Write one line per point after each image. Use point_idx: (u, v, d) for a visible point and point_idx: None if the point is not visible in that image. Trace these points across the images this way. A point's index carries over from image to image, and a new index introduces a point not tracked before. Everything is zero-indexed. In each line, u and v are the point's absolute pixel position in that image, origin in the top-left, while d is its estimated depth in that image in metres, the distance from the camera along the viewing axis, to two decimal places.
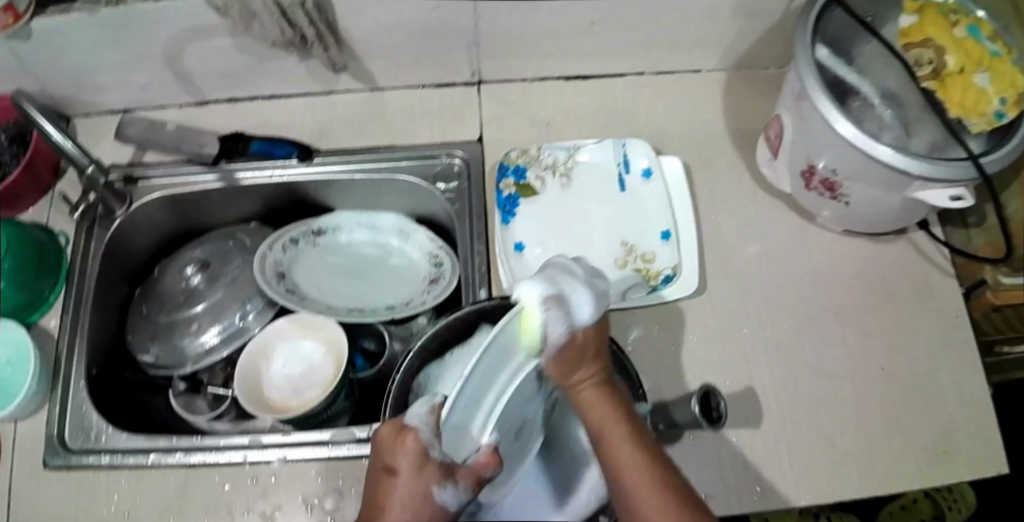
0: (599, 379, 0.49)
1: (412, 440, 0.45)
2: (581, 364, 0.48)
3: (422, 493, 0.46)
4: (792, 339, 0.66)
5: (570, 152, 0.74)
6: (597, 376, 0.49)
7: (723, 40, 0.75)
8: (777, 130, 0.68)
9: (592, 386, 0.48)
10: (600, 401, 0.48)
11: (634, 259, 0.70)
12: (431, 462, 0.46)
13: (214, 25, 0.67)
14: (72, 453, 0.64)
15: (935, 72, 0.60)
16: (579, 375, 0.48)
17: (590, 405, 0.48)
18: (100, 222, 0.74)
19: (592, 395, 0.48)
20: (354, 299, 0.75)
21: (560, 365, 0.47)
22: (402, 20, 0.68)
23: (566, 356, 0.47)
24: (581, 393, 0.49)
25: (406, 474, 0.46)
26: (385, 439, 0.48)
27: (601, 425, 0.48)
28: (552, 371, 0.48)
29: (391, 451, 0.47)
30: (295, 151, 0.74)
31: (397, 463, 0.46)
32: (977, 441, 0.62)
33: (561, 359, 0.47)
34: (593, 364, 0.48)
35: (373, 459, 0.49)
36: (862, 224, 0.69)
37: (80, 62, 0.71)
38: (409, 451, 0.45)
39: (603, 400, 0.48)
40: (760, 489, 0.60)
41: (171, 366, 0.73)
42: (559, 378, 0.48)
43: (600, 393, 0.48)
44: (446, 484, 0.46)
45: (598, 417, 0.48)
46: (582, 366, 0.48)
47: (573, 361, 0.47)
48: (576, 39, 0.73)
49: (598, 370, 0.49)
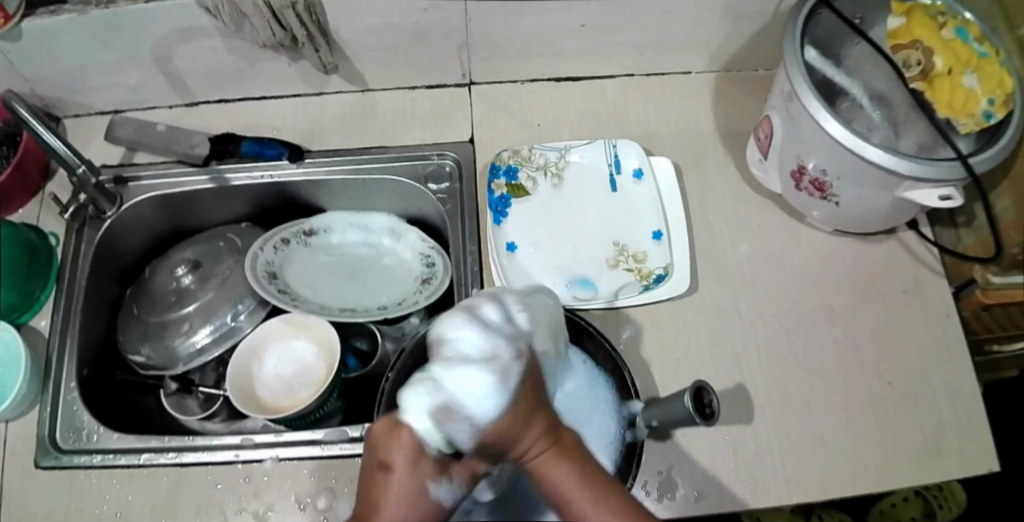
0: (550, 443, 0.45)
1: (408, 435, 0.44)
2: (518, 435, 0.45)
3: (418, 489, 0.45)
4: (782, 338, 0.67)
5: (561, 152, 0.75)
6: (544, 441, 0.45)
7: (712, 42, 0.76)
8: (766, 130, 0.69)
9: (544, 454, 0.45)
10: (557, 467, 0.45)
11: (625, 259, 0.70)
12: (427, 458, 0.45)
13: (205, 24, 0.67)
14: (63, 453, 0.63)
15: (924, 73, 0.61)
16: (527, 443, 0.45)
17: (545, 473, 0.45)
18: (91, 222, 0.74)
19: (546, 463, 0.45)
20: (346, 300, 0.75)
21: (506, 430, 0.45)
22: (392, 22, 0.68)
23: (505, 424, 0.44)
24: (536, 461, 0.45)
25: (400, 469, 0.45)
26: (379, 433, 0.46)
27: (564, 492, 0.44)
28: (495, 442, 0.45)
29: (384, 446, 0.45)
30: (285, 151, 0.74)
31: (391, 459, 0.45)
32: (968, 438, 0.62)
33: (499, 427, 0.45)
34: (534, 430, 0.45)
35: (367, 451, 0.47)
36: (851, 223, 0.69)
37: (71, 63, 0.71)
38: (405, 446, 0.44)
39: (557, 467, 0.45)
40: (752, 487, 0.60)
41: (164, 366, 0.73)
42: (508, 446, 0.45)
43: (556, 457, 0.45)
44: (441, 480, 0.46)
45: (558, 486, 0.45)
46: (524, 434, 0.45)
47: (509, 432, 0.44)
48: (565, 41, 0.74)
49: (547, 430, 0.46)
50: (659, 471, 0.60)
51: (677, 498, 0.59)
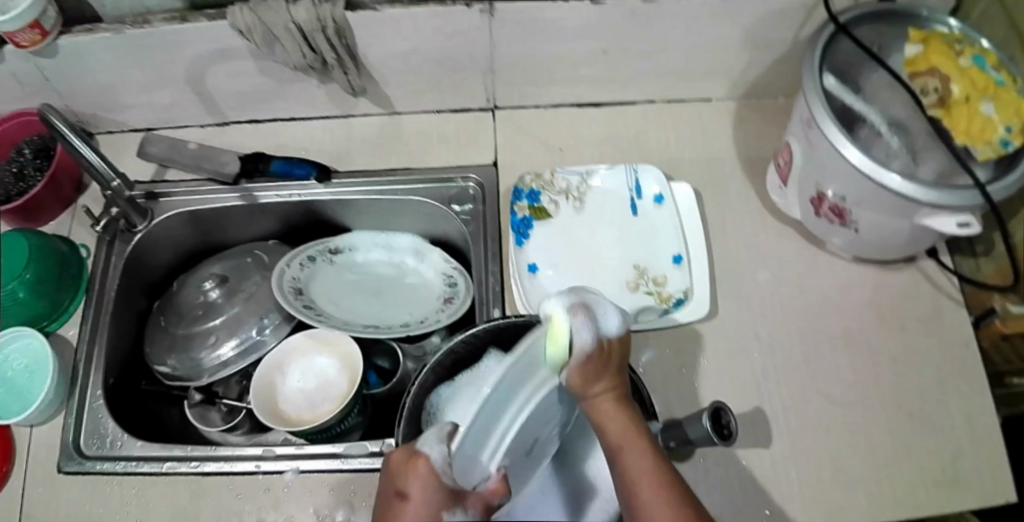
0: (615, 393, 0.51)
1: (423, 466, 0.44)
2: (594, 378, 0.49)
3: (433, 520, 0.45)
4: (800, 363, 0.67)
5: (582, 178, 0.76)
6: (612, 391, 0.51)
7: (733, 70, 0.77)
8: (785, 157, 0.70)
9: (609, 399, 0.51)
10: (614, 415, 0.51)
11: (645, 282, 0.71)
12: (440, 490, 0.44)
13: (239, 47, 0.70)
14: (87, 459, 0.65)
15: (941, 100, 0.62)
16: (597, 388, 0.50)
17: (607, 414, 0.51)
18: (122, 234, 0.76)
19: (608, 407, 0.51)
20: (369, 317, 0.76)
21: (582, 377, 0.49)
22: (420, 47, 0.70)
23: (587, 369, 0.49)
24: (599, 404, 0.51)
25: (416, 499, 0.45)
26: (397, 464, 0.47)
27: (618, 437, 0.50)
28: (572, 381, 0.50)
29: (401, 476, 0.45)
30: (314, 171, 0.75)
31: (407, 488, 0.45)
32: (986, 467, 0.62)
33: (585, 368, 0.49)
34: (606, 379, 0.51)
35: (385, 482, 0.49)
36: (872, 251, 0.70)
37: (109, 80, 0.74)
38: (422, 477, 0.44)
39: (615, 411, 0.51)
40: (769, 512, 0.60)
41: (188, 377, 0.74)
42: (579, 389, 0.50)
43: (615, 407, 0.51)
44: (456, 511, 0.45)
45: (612, 431, 0.51)
46: (600, 379, 0.50)
47: (592, 373, 0.49)
48: (588, 68, 0.76)
49: (614, 384, 0.52)
50: None
51: None
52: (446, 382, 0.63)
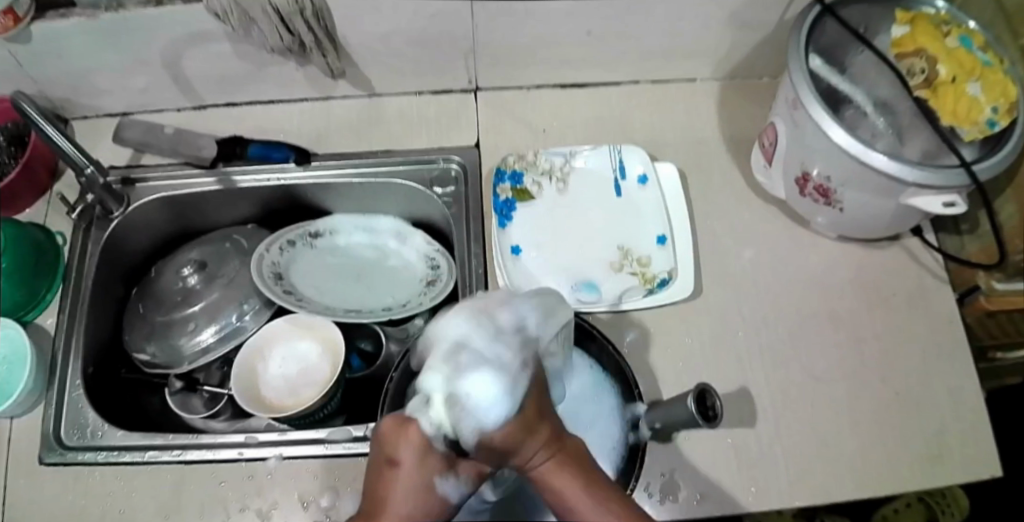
0: (554, 449, 0.44)
1: (416, 432, 0.45)
2: (522, 442, 0.43)
3: (424, 482, 0.46)
4: (786, 342, 0.67)
5: (566, 158, 0.75)
6: (548, 446, 0.44)
7: (717, 51, 0.76)
8: (770, 138, 0.69)
9: (547, 460, 0.44)
10: (560, 478, 0.44)
11: (629, 263, 0.70)
12: (433, 454, 0.46)
13: (215, 29, 0.68)
14: (68, 450, 0.63)
15: (928, 81, 0.61)
16: (528, 453, 0.44)
17: (552, 481, 0.44)
18: (98, 222, 0.75)
19: (550, 470, 0.44)
20: (351, 301, 0.75)
21: (506, 442, 0.43)
22: (400, 28, 0.69)
23: (513, 432, 0.43)
24: (540, 469, 0.44)
25: (408, 465, 0.45)
26: (384, 432, 0.46)
27: (566, 497, 0.43)
28: (497, 453, 0.45)
29: (390, 443, 0.46)
30: (292, 154, 0.75)
31: (399, 454, 0.46)
32: (973, 443, 0.62)
33: (505, 437, 0.43)
34: (536, 442, 0.44)
35: (375, 450, 0.48)
36: (856, 229, 0.69)
37: (83, 65, 0.72)
38: (412, 442, 0.45)
39: (562, 472, 0.44)
40: (756, 491, 0.59)
41: (168, 365, 0.73)
42: (512, 458, 0.45)
43: (557, 468, 0.44)
44: (448, 476, 0.47)
45: (561, 495, 0.44)
46: (525, 447, 0.44)
47: (517, 435, 0.43)
48: (571, 48, 0.75)
49: (547, 440, 0.44)
50: (663, 473, 0.59)
51: (679, 500, 0.58)
52: None
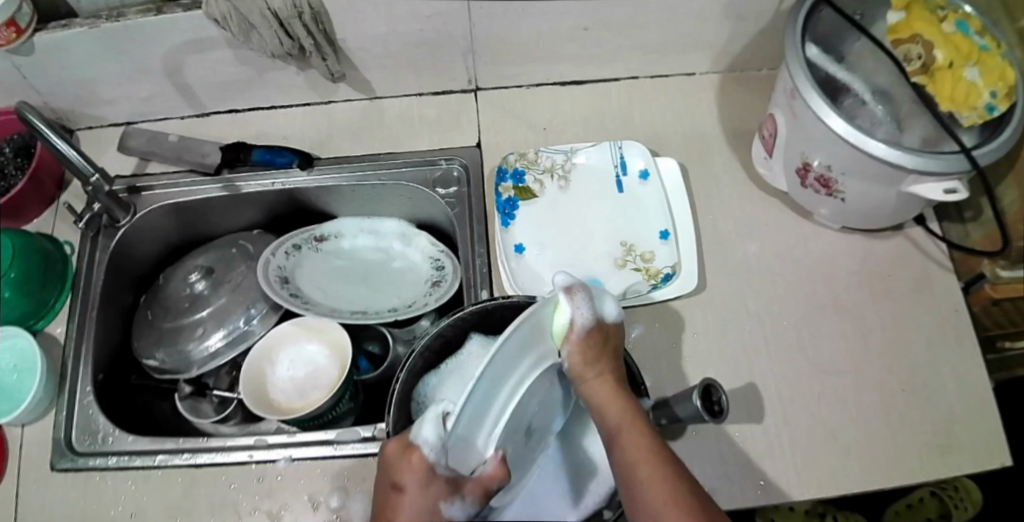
0: (613, 378, 0.51)
1: (418, 458, 0.45)
2: (593, 361, 0.50)
3: (428, 509, 0.46)
4: (791, 334, 0.67)
5: (567, 154, 0.75)
6: (608, 376, 0.50)
7: (715, 44, 0.77)
8: (770, 129, 0.69)
9: (607, 385, 0.50)
10: (613, 403, 0.50)
11: (633, 258, 0.70)
12: (436, 478, 0.45)
13: (216, 36, 0.69)
14: (79, 455, 0.64)
15: (924, 67, 0.61)
16: (593, 369, 0.50)
17: (606, 400, 0.50)
18: (105, 230, 0.75)
19: (604, 390, 0.50)
20: (357, 304, 0.76)
21: (579, 355, 0.49)
22: (398, 29, 0.70)
23: (584, 345, 0.49)
24: (596, 387, 0.50)
25: (411, 490, 0.45)
26: (393, 455, 0.47)
27: (613, 416, 0.49)
28: (570, 364, 0.50)
29: (395, 468, 0.46)
30: (296, 159, 0.74)
31: (402, 479, 0.46)
32: (980, 432, 0.62)
33: (580, 347, 0.49)
34: (603, 360, 0.50)
35: (382, 472, 0.49)
36: (860, 220, 0.69)
37: (86, 76, 0.73)
38: (416, 468, 0.45)
39: (615, 396, 0.50)
40: (764, 485, 0.60)
41: (177, 370, 0.74)
42: (576, 374, 0.50)
43: (613, 391, 0.50)
44: (454, 499, 0.46)
45: (611, 414, 0.50)
46: (595, 361, 0.50)
47: (587, 351, 0.49)
48: (570, 45, 0.75)
49: (612, 368, 0.51)
50: None
51: None
52: (432, 371, 0.62)
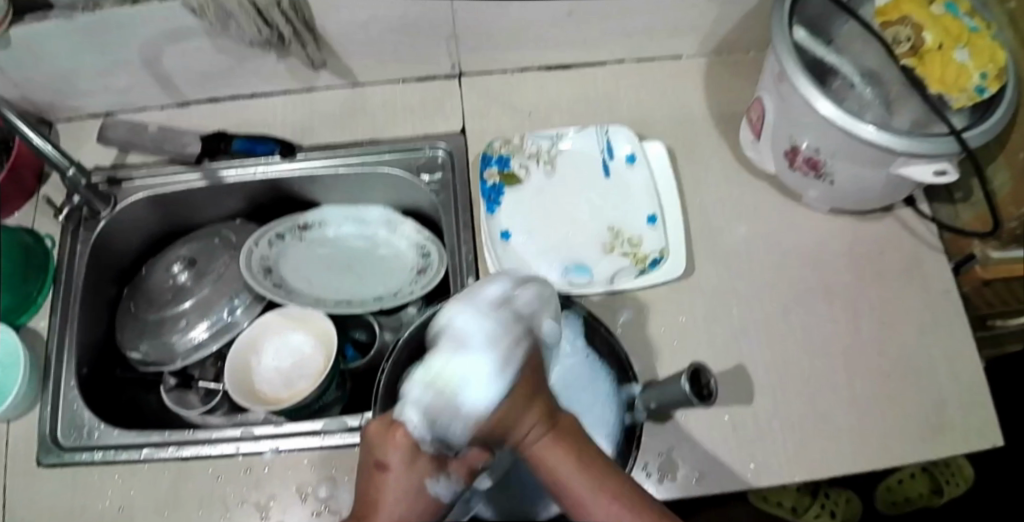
0: (551, 427, 0.42)
1: (403, 434, 0.43)
2: (518, 419, 0.42)
3: (414, 489, 0.43)
4: (781, 317, 0.66)
5: (552, 141, 0.75)
6: (543, 424, 0.42)
7: (700, 27, 0.76)
8: (757, 111, 0.69)
9: (543, 439, 0.42)
10: (555, 456, 0.41)
11: (621, 243, 0.70)
12: (422, 456, 0.43)
13: (193, 25, 0.67)
14: (65, 450, 0.63)
15: (914, 49, 0.59)
16: (525, 427, 0.42)
17: (545, 461, 0.42)
18: (86, 222, 0.74)
19: (544, 449, 0.42)
20: (342, 293, 0.75)
21: (497, 428, 0.41)
22: (378, 16, 0.69)
23: (501, 415, 0.41)
24: (533, 449, 0.42)
25: (396, 469, 0.43)
26: (374, 435, 0.44)
27: (563, 475, 0.41)
28: (492, 432, 0.42)
29: (380, 447, 0.44)
30: (278, 147, 0.74)
31: (386, 458, 0.43)
32: (972, 412, 0.62)
33: (491, 423, 0.41)
34: (532, 415, 0.42)
35: (363, 455, 0.46)
36: (848, 201, 0.69)
37: (62, 67, 0.72)
38: (401, 443, 0.43)
39: (559, 451, 0.42)
40: (755, 468, 0.59)
41: (162, 362, 0.73)
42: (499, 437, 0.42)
43: (552, 446, 0.42)
44: (440, 478, 0.43)
45: (555, 472, 0.41)
46: (521, 421, 0.41)
47: (505, 420, 0.41)
48: (553, 29, 0.74)
49: (543, 417, 0.42)
50: (661, 452, 0.59)
51: (678, 479, 0.59)
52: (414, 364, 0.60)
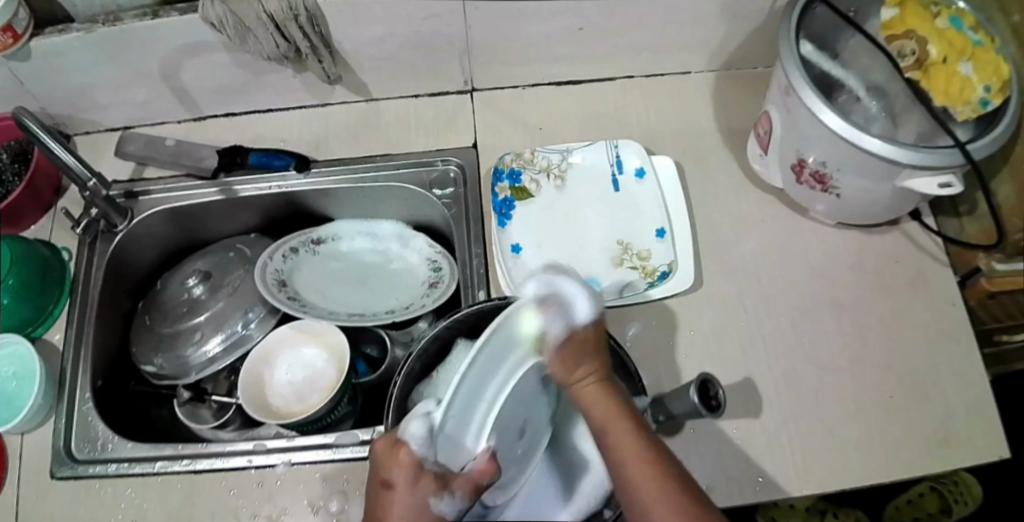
0: (600, 376, 0.50)
1: (405, 455, 0.46)
2: (578, 363, 0.50)
3: (417, 503, 0.47)
4: (789, 330, 0.67)
5: (563, 154, 0.76)
6: (596, 373, 0.50)
7: (710, 43, 0.77)
8: (765, 126, 0.70)
9: (594, 383, 0.50)
10: (603, 397, 0.49)
11: (630, 257, 0.71)
12: (425, 475, 0.47)
13: (212, 40, 0.69)
14: (79, 463, 0.64)
15: (918, 62, 0.60)
16: (579, 371, 0.50)
17: (596, 401, 0.49)
18: (103, 236, 0.76)
19: (591, 390, 0.50)
20: (355, 305, 0.76)
21: (561, 364, 0.50)
22: (393, 32, 0.70)
23: (566, 353, 0.49)
24: (582, 386, 0.50)
25: (400, 486, 0.47)
26: (381, 453, 0.48)
27: (606, 421, 0.48)
28: (553, 368, 0.50)
29: (385, 466, 0.47)
30: (292, 162, 0.75)
31: (392, 477, 0.47)
32: (978, 425, 0.62)
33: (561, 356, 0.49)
34: (587, 366, 0.50)
35: (372, 471, 0.50)
36: (855, 216, 0.70)
37: (82, 80, 0.73)
38: (405, 464, 0.46)
39: (604, 396, 0.49)
40: (762, 479, 0.60)
41: (176, 375, 0.74)
42: (562, 376, 0.51)
43: (601, 394, 0.49)
44: (443, 495, 0.47)
45: (601, 414, 0.49)
46: (582, 363, 0.50)
47: (574, 357, 0.49)
48: (564, 46, 0.75)
49: (598, 367, 0.50)
50: None
51: None
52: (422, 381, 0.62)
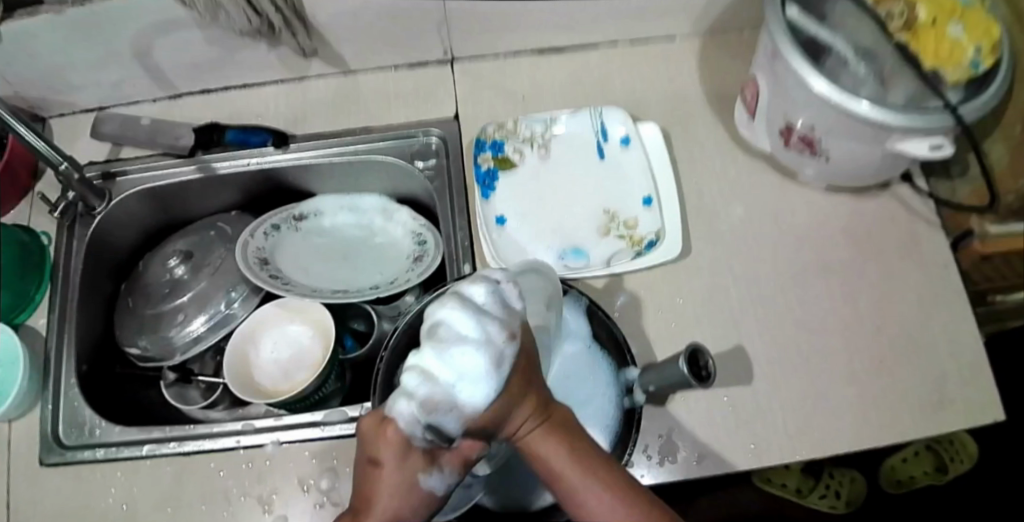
0: (540, 419, 0.41)
1: (393, 432, 0.40)
2: (507, 414, 0.40)
3: (407, 482, 0.41)
4: (779, 296, 0.66)
5: (546, 123, 0.74)
6: (531, 420, 0.41)
7: (694, 6, 0.75)
8: (752, 90, 0.68)
9: (533, 433, 0.41)
10: (550, 447, 0.40)
11: (616, 226, 0.70)
12: (414, 452, 0.41)
13: (182, 17, 0.67)
14: (67, 449, 0.64)
15: (906, 24, 0.57)
16: (513, 423, 0.40)
17: (540, 455, 0.41)
18: (81, 219, 0.74)
19: (535, 438, 0.41)
20: (340, 281, 0.75)
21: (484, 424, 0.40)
22: (368, 2, 0.68)
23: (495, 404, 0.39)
24: (524, 439, 0.41)
25: (389, 465, 0.41)
26: (366, 430, 0.42)
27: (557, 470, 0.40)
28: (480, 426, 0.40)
29: (370, 443, 0.41)
30: (271, 138, 0.74)
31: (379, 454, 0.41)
32: (970, 387, 0.62)
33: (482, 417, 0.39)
34: (524, 407, 0.40)
35: (359, 449, 0.44)
36: (843, 178, 0.68)
37: (52, 61, 0.71)
38: (392, 442, 0.40)
39: (551, 443, 0.40)
40: (754, 447, 0.60)
41: (160, 357, 0.73)
42: (498, 430, 0.41)
43: (546, 441, 0.40)
44: (433, 471, 0.41)
45: (546, 459, 0.40)
46: (510, 415, 0.40)
47: (497, 412, 0.39)
48: (544, 13, 0.73)
49: (536, 409, 0.41)
50: (661, 434, 0.60)
51: (679, 460, 0.59)
52: None
